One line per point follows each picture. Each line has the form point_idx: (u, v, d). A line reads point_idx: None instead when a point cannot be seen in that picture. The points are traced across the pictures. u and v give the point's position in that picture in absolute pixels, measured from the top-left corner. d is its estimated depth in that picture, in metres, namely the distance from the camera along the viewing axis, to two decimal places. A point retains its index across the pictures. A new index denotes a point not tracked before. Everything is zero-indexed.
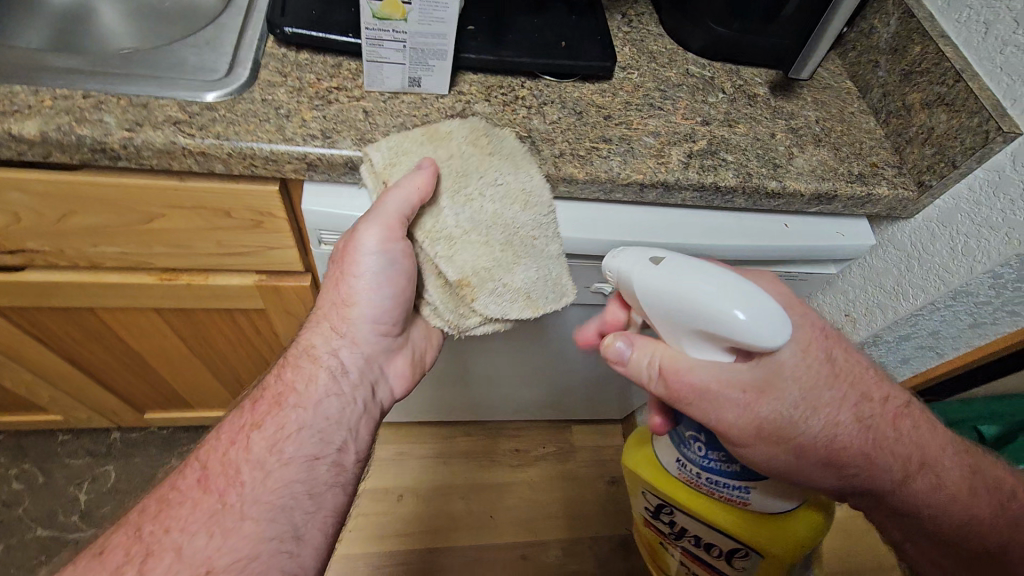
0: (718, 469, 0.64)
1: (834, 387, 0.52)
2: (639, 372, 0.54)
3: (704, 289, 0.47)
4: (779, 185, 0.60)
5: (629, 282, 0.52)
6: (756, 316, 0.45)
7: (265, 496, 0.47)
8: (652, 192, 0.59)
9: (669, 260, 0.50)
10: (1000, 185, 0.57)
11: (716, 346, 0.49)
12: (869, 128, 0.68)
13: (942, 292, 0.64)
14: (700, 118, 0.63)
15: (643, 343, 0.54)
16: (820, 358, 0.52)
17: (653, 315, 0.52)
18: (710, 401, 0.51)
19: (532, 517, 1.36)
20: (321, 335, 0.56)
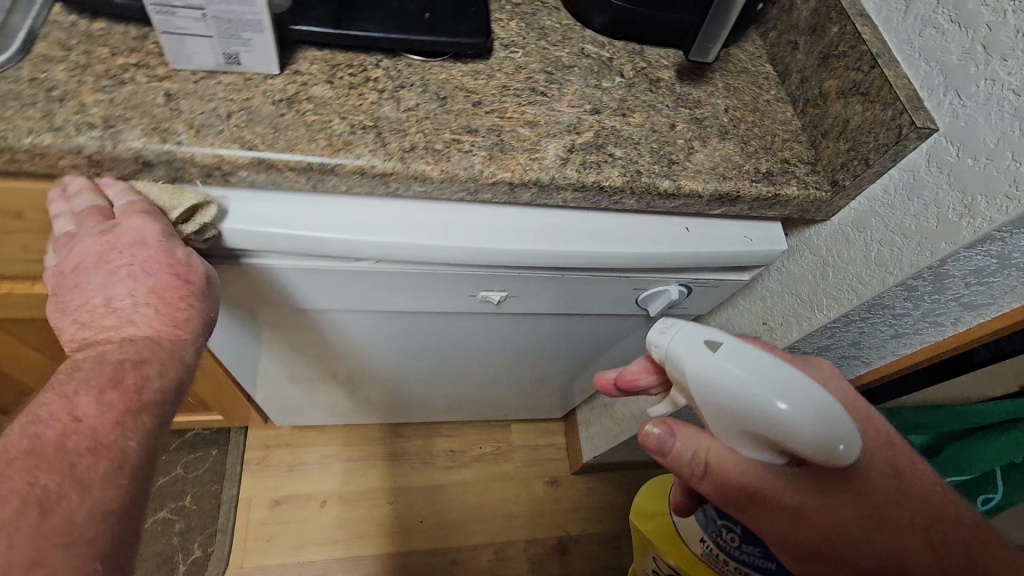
0: (755, 565, 0.72)
1: (896, 502, 0.51)
2: (683, 463, 0.51)
3: (763, 386, 0.43)
4: (672, 185, 0.53)
5: (677, 362, 0.49)
6: (819, 424, 0.42)
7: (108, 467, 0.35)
8: (526, 192, 0.51)
9: (725, 346, 0.46)
10: (914, 187, 0.51)
11: (769, 446, 0.47)
12: (784, 119, 0.62)
13: (855, 304, 0.58)
14: (589, 106, 0.56)
15: (689, 433, 0.51)
16: (880, 473, 0.52)
17: (699, 402, 0.48)
18: (763, 505, 0.50)
19: (463, 521, 1.30)
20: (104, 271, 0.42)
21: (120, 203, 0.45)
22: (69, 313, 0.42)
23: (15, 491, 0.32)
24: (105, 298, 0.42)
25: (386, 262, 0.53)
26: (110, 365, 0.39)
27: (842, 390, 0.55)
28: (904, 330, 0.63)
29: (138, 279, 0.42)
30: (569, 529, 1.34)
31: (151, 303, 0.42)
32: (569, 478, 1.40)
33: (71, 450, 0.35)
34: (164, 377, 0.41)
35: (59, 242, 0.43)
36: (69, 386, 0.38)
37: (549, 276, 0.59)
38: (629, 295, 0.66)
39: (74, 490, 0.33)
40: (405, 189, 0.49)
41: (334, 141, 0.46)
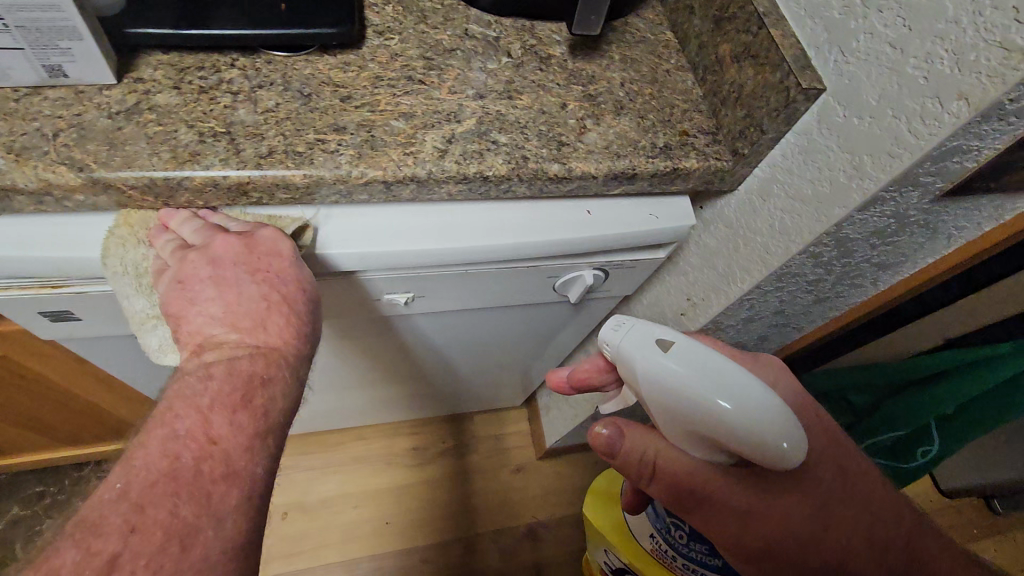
0: (700, 560, 0.76)
1: (842, 502, 0.50)
2: (629, 464, 0.51)
3: (714, 388, 0.42)
4: (561, 168, 0.50)
5: (627, 360, 0.48)
6: (766, 425, 0.40)
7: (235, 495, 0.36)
8: (405, 189, 0.48)
9: (677, 344, 0.45)
10: (808, 151, 0.49)
11: (716, 449, 0.46)
12: (684, 88, 0.59)
13: (765, 274, 0.56)
14: (472, 91, 0.53)
15: (636, 436, 0.51)
16: (827, 472, 0.51)
17: (651, 403, 0.47)
18: (708, 508, 0.49)
19: (429, 518, 1.29)
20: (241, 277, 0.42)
21: (239, 225, 0.45)
22: (197, 307, 0.41)
23: (165, 523, 0.33)
24: (232, 301, 0.42)
25: None
26: (242, 380, 0.40)
27: (793, 389, 0.53)
28: (821, 292, 0.63)
29: (272, 285, 0.43)
30: (538, 514, 1.33)
31: (284, 312, 0.43)
32: (535, 464, 1.39)
33: (206, 475, 0.36)
34: (285, 396, 0.42)
35: (177, 245, 0.43)
36: (205, 400, 0.38)
37: (446, 274, 0.56)
38: (543, 284, 0.63)
39: (210, 524, 0.35)
40: (269, 198, 0.46)
41: (179, 152, 0.43)
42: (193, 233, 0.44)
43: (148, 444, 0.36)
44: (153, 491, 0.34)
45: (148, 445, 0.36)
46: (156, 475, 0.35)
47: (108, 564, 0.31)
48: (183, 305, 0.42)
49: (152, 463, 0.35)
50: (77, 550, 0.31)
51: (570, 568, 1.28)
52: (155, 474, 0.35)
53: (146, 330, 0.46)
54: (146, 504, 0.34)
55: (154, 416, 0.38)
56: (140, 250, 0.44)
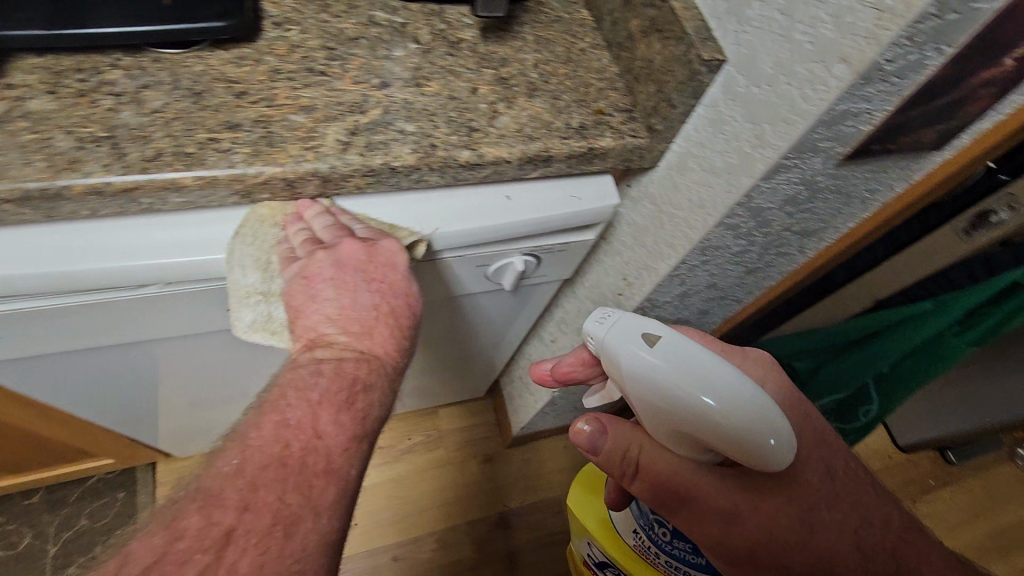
0: (683, 557, 0.76)
1: (829, 506, 0.51)
2: (611, 461, 0.51)
3: (701, 387, 0.42)
4: (472, 155, 0.49)
5: (613, 355, 0.48)
6: (748, 422, 0.41)
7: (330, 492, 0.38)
8: (309, 184, 0.46)
9: (663, 339, 0.45)
10: (716, 123, 0.49)
11: (700, 445, 0.46)
12: (599, 67, 0.59)
13: (688, 249, 0.57)
14: (377, 80, 0.51)
15: (619, 433, 0.51)
16: (815, 475, 0.52)
17: (635, 399, 0.47)
18: (692, 509, 0.49)
19: (400, 516, 1.26)
20: (349, 285, 0.46)
21: (361, 229, 0.49)
22: (317, 305, 0.46)
23: (272, 507, 0.36)
24: (349, 304, 0.46)
25: (179, 283, 0.47)
26: (347, 382, 0.43)
27: (782, 387, 0.55)
28: (750, 263, 0.63)
29: (383, 295, 0.47)
30: (509, 503, 1.32)
31: (389, 323, 0.48)
32: (503, 453, 1.38)
33: (310, 466, 0.38)
34: (378, 405, 0.45)
35: (305, 236, 0.47)
36: (315, 394, 0.42)
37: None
38: (475, 274, 0.62)
39: (310, 516, 0.36)
40: (162, 203, 0.44)
41: (56, 160, 0.40)
42: (323, 228, 0.47)
43: (267, 425, 0.40)
44: (265, 474, 0.37)
45: (262, 428, 0.39)
46: (267, 457, 0.38)
47: (220, 537, 0.34)
48: (304, 299, 0.46)
49: (265, 446, 0.38)
50: (198, 517, 0.34)
51: (546, 552, 1.29)
52: (267, 458, 0.38)
53: (243, 306, 0.48)
54: (255, 487, 0.36)
55: (268, 401, 0.42)
56: (273, 230, 0.48)
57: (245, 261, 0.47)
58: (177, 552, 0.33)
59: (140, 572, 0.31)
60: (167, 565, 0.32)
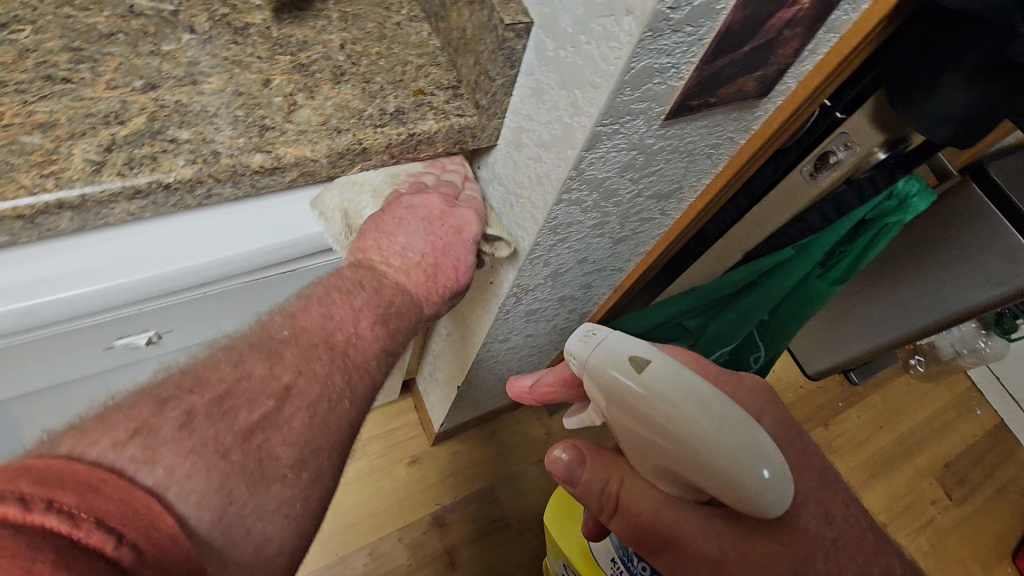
0: None
1: (830, 556, 0.45)
2: (592, 494, 0.51)
3: (698, 414, 0.42)
4: (267, 158, 0.43)
5: (598, 379, 0.46)
6: (737, 458, 0.41)
7: (358, 389, 0.38)
8: (60, 219, 0.39)
9: (655, 367, 0.44)
10: (538, 92, 0.45)
11: (681, 479, 0.46)
12: (419, 41, 0.53)
13: (537, 229, 0.52)
14: (140, 82, 0.43)
15: (597, 468, 0.51)
16: (813, 521, 0.46)
17: (622, 426, 0.46)
18: (675, 552, 0.46)
19: (326, 537, 1.20)
20: (414, 226, 0.47)
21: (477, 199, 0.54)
22: (379, 235, 0.46)
23: (322, 380, 0.35)
24: (404, 242, 0.46)
25: None
26: (385, 302, 0.42)
27: (776, 419, 0.52)
28: (614, 232, 0.61)
29: (436, 251, 0.47)
30: (442, 501, 1.29)
31: (428, 271, 0.47)
32: (431, 451, 1.34)
33: (354, 357, 0.38)
34: (404, 334, 0.44)
35: (414, 179, 0.51)
36: (358, 300, 0.41)
37: (188, 301, 0.46)
38: None
39: (348, 399, 0.36)
40: None
41: None
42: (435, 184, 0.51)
43: (315, 313, 0.38)
44: (314, 350, 0.36)
45: (310, 313, 0.38)
46: (315, 338, 0.37)
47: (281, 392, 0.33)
48: (379, 226, 0.46)
49: (312, 329, 0.37)
50: (265, 366, 0.34)
51: (485, 542, 1.26)
52: (316, 337, 0.37)
53: (344, 185, 0.48)
54: (308, 360, 0.36)
55: (311, 293, 0.40)
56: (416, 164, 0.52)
57: (390, 168, 0.50)
58: (245, 390, 0.32)
59: (214, 401, 0.31)
60: (237, 401, 0.31)
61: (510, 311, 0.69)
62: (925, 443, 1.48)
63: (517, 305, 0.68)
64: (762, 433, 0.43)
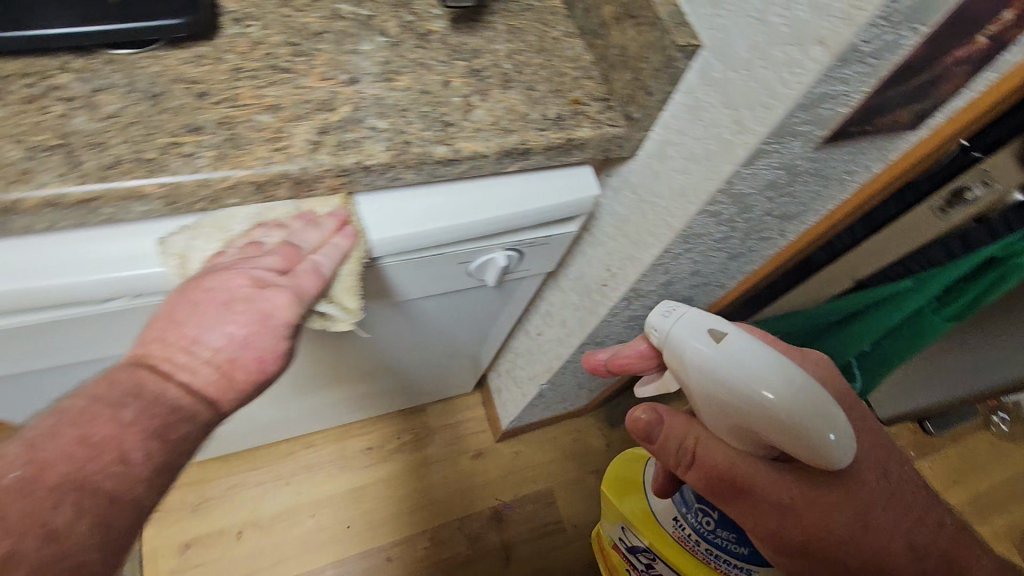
0: (727, 548, 0.74)
1: (885, 506, 0.52)
2: (668, 452, 0.55)
3: (766, 376, 0.47)
4: (448, 150, 0.48)
5: (680, 348, 0.54)
6: (801, 411, 0.46)
7: (116, 532, 0.29)
8: (280, 188, 0.45)
9: (727, 336, 0.51)
10: (694, 109, 0.48)
11: (752, 438, 0.51)
12: (574, 55, 0.58)
13: (671, 238, 0.56)
14: (346, 76, 0.49)
15: (676, 425, 0.55)
16: (872, 476, 0.53)
17: (697, 390, 0.53)
18: (749, 499, 0.52)
19: (391, 515, 1.26)
20: (212, 310, 0.36)
21: (331, 260, 0.44)
22: (171, 325, 0.36)
23: (55, 538, 0.26)
24: (193, 331, 0.35)
25: (147, 296, 0.44)
26: (164, 408, 0.32)
27: (840, 390, 0.57)
28: (733, 249, 0.64)
29: (235, 343, 0.36)
30: (501, 496, 1.32)
31: (219, 365, 0.35)
32: (494, 447, 1.38)
33: (93, 492, 0.28)
34: (193, 441, 0.34)
35: (250, 245, 0.43)
36: (127, 413, 0.31)
37: (42, 326, 0.43)
38: (458, 271, 0.62)
39: (98, 553, 0.28)
40: (125, 213, 0.41)
41: (7, 171, 0.38)
42: (275, 248, 0.42)
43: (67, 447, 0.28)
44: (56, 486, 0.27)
45: (57, 438, 0.29)
46: (57, 476, 0.27)
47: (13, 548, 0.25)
48: (171, 312, 0.37)
49: (55, 461, 0.28)
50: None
51: (539, 542, 1.29)
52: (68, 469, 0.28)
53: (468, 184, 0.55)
54: (41, 511, 0.27)
55: (67, 409, 0.30)
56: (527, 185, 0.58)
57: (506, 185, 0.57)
58: None
59: None
60: None
61: (616, 314, 0.73)
62: (1002, 504, 1.41)
63: (625, 308, 0.72)
64: (828, 396, 0.47)
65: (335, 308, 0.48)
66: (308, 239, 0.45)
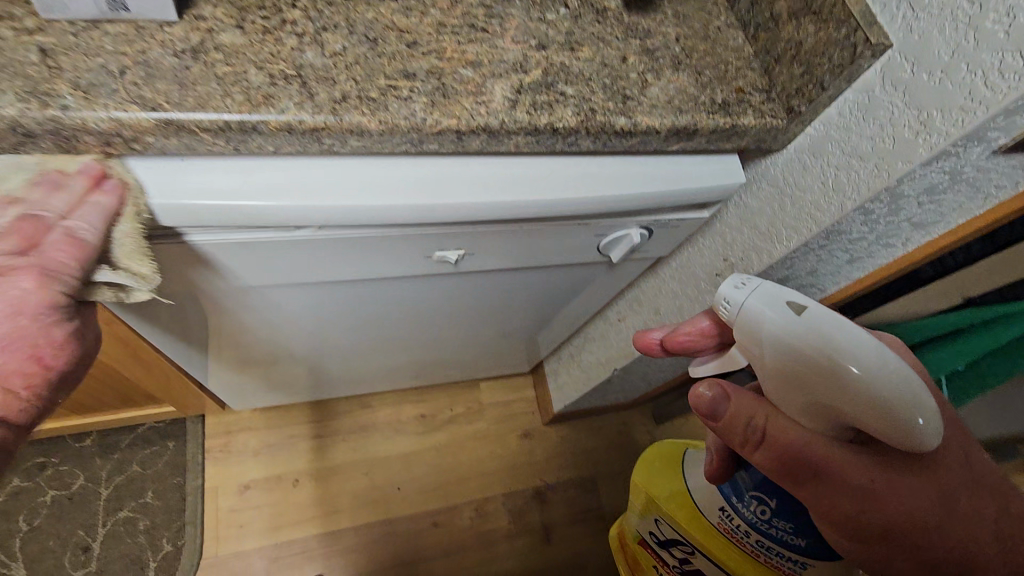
0: (780, 539, 0.69)
1: (966, 492, 0.47)
2: (736, 431, 0.50)
3: (850, 351, 0.43)
4: (628, 122, 0.50)
5: (753, 320, 0.49)
6: (890, 389, 0.41)
7: None
8: (475, 140, 0.47)
9: (809, 308, 0.46)
10: (868, 108, 0.50)
11: (831, 418, 0.46)
12: (736, 46, 0.59)
13: (814, 233, 0.58)
14: (534, 41, 0.52)
15: (744, 404, 0.50)
16: (952, 461, 0.48)
17: (772, 366, 0.48)
18: (824, 482, 0.47)
19: (439, 482, 1.29)
20: None
21: (90, 224, 0.40)
22: None
23: None
24: None
25: (329, 230, 0.51)
26: None
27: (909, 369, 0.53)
28: (859, 252, 0.65)
29: None
30: (545, 477, 1.35)
31: None
32: (541, 429, 1.40)
33: None
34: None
35: None
36: None
37: None
38: (591, 243, 0.65)
39: None
40: (341, 145, 0.44)
41: (253, 94, 0.41)
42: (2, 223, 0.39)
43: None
44: None
45: None
46: None
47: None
48: None
49: None
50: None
51: (579, 527, 1.31)
52: None
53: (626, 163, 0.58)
54: None
55: None
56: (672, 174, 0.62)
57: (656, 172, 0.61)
58: None
59: None
60: None
61: None
62: None
63: None
64: (915, 378, 0.42)
65: (123, 277, 0.43)
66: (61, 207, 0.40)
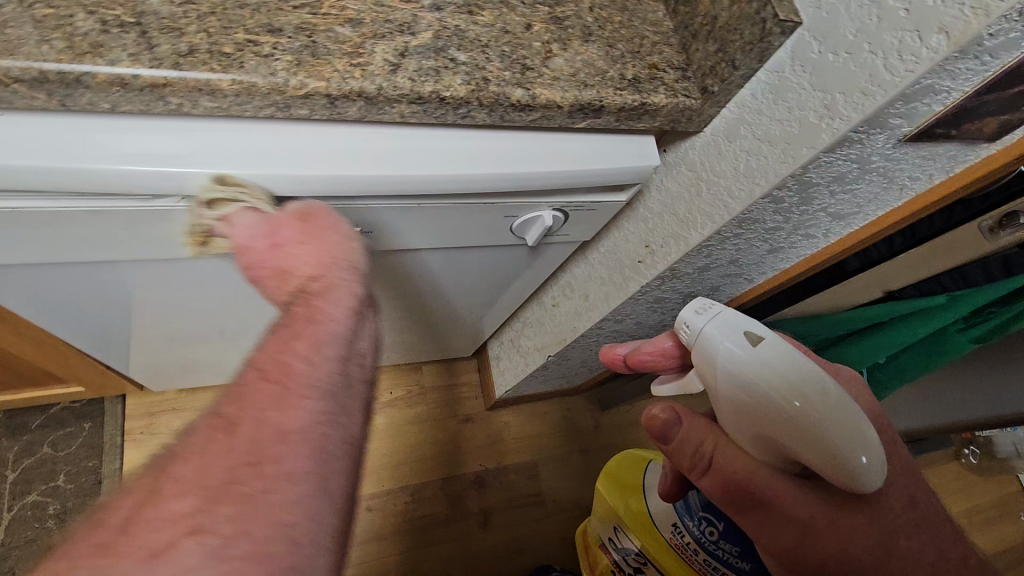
0: (726, 560, 0.70)
1: (909, 534, 0.46)
2: (683, 454, 0.49)
3: (803, 387, 0.42)
4: (525, 94, 0.46)
5: (709, 346, 0.47)
6: (836, 426, 0.40)
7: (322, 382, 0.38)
8: (351, 106, 0.42)
9: (766, 340, 0.45)
10: (779, 90, 0.47)
11: (777, 450, 0.45)
12: (655, 20, 0.56)
13: (727, 220, 0.55)
14: (428, 2, 0.48)
15: (694, 425, 0.49)
16: (896, 501, 0.47)
17: (725, 397, 0.47)
18: (766, 514, 0.46)
19: (376, 467, 1.26)
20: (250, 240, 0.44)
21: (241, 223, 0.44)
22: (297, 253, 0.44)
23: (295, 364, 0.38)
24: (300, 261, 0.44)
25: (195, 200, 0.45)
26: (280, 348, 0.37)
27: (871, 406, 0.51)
28: (778, 244, 0.63)
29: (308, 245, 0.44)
30: (486, 463, 1.33)
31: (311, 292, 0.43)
32: (484, 414, 1.38)
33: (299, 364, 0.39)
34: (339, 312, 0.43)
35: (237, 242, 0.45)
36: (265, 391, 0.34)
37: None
38: (501, 224, 0.61)
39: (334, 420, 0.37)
40: (192, 106, 0.39)
41: (77, 41, 0.36)
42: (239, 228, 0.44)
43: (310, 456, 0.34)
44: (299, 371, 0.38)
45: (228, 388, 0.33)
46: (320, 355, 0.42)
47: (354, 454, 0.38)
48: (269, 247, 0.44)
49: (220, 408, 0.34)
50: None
51: (519, 513, 1.30)
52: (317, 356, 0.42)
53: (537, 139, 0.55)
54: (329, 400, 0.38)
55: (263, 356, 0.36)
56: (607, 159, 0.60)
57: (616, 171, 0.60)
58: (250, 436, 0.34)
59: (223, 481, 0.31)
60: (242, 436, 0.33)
61: (646, 293, 0.73)
62: None
63: (654, 289, 0.71)
64: (858, 410, 0.42)
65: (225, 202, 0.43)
66: (240, 233, 0.44)
